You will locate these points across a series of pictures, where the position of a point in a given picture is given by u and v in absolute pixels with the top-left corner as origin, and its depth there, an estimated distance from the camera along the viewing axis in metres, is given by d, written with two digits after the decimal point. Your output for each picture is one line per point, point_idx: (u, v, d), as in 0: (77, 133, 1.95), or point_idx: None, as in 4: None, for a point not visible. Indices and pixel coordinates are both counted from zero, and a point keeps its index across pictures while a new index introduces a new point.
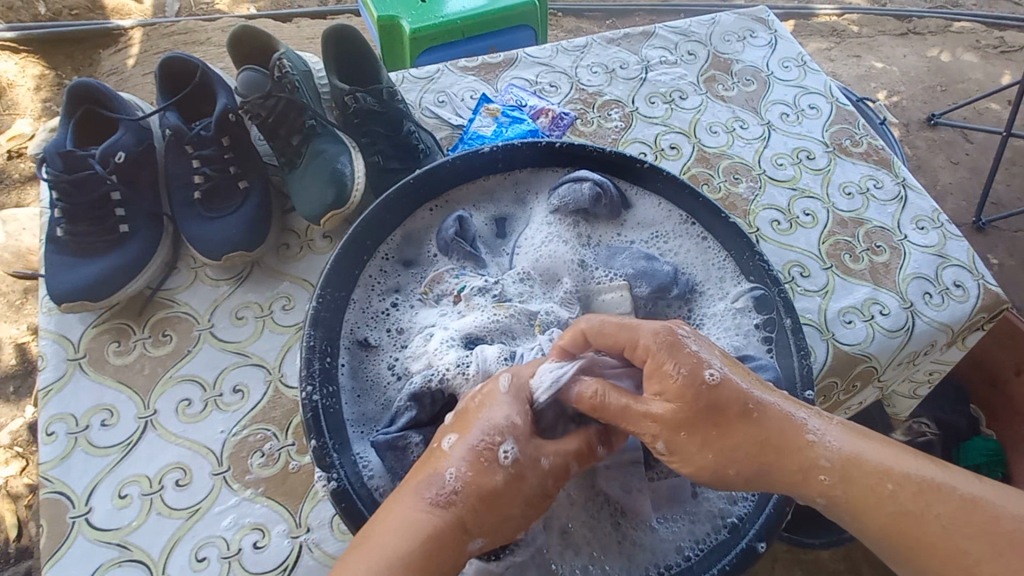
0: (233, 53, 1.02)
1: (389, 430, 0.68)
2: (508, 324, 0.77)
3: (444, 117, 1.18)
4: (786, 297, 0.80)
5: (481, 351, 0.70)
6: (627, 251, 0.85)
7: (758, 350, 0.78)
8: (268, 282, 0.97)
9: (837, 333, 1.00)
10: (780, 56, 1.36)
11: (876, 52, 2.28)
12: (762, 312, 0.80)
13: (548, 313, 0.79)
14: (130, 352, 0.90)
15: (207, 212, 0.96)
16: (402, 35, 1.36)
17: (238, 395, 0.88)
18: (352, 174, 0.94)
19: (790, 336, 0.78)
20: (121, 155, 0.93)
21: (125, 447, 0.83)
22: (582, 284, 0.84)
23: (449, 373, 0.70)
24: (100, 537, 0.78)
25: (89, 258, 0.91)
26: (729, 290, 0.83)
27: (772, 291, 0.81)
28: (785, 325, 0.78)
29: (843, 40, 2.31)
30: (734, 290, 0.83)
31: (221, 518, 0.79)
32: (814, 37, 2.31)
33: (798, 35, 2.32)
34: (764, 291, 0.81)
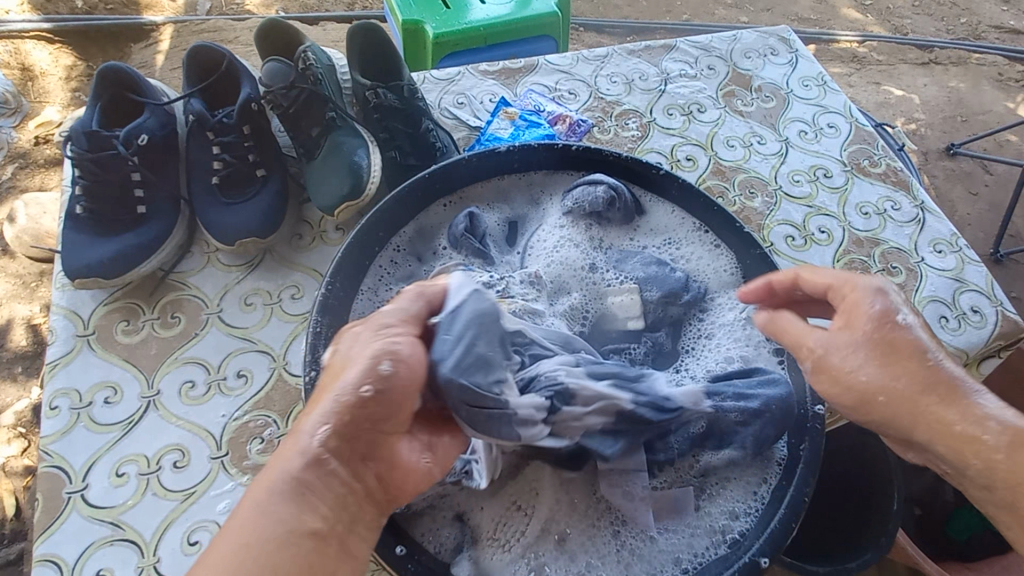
0: (260, 45, 1.04)
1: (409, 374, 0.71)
2: (509, 322, 0.74)
3: (463, 118, 1.19)
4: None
5: None
6: (638, 257, 0.85)
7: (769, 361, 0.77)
8: (279, 270, 0.98)
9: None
10: (801, 75, 1.36)
11: (896, 80, 2.27)
12: None
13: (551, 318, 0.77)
14: (138, 332, 0.91)
15: (223, 197, 0.96)
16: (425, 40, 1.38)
17: (241, 380, 0.88)
18: (369, 166, 0.95)
19: None
20: (145, 138, 0.95)
21: (126, 425, 0.83)
22: (590, 288, 0.84)
23: None
24: (95, 514, 0.77)
25: (106, 238, 0.92)
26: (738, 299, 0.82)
27: None
28: None
29: (864, 68, 2.31)
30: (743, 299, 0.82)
31: (216, 502, 0.78)
32: (835, 63, 2.32)
33: (818, 60, 2.32)
34: None
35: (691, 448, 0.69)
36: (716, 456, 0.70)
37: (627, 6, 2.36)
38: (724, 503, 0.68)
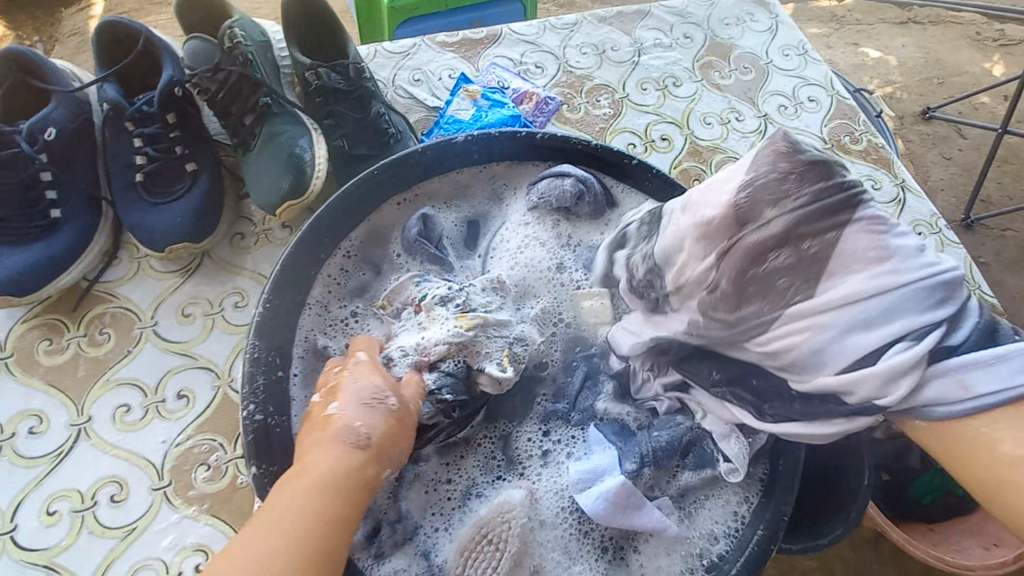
0: (182, 18, 0.92)
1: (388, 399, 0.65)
2: (473, 340, 0.66)
3: (420, 97, 1.09)
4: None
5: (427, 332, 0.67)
6: None
7: None
8: (220, 276, 0.89)
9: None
10: (781, 43, 1.28)
11: (874, 41, 2.20)
12: None
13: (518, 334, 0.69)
14: (62, 352, 0.82)
15: (150, 197, 0.86)
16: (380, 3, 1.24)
17: (182, 402, 0.80)
18: (313, 159, 0.85)
19: None
20: (53, 132, 0.83)
21: (55, 457, 0.76)
22: (559, 292, 0.77)
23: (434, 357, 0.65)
24: (25, 557, 0.71)
25: (15, 248, 0.81)
26: None
27: None
28: None
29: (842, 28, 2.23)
30: None
31: (161, 536, 0.73)
32: (813, 22, 2.23)
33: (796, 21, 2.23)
34: None
35: (670, 458, 0.64)
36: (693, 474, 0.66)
37: None
38: (702, 522, 0.66)
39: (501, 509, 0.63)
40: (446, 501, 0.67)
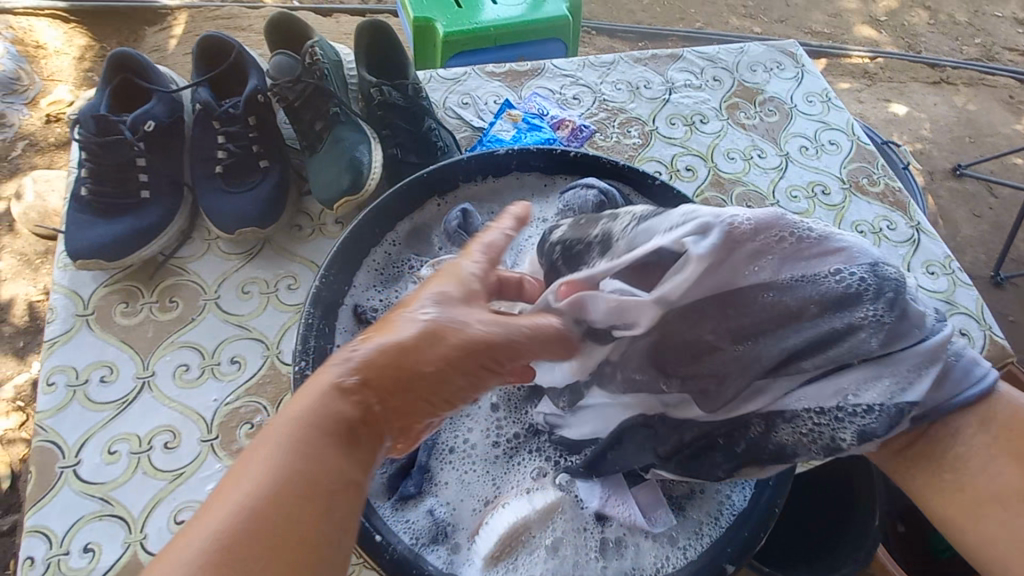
0: (270, 41, 1.06)
1: None
2: None
3: (466, 118, 1.19)
4: None
5: None
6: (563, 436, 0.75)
7: None
8: (277, 260, 1.00)
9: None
10: (806, 90, 1.37)
11: (907, 97, 2.47)
12: None
13: (463, 448, 0.74)
14: (136, 314, 0.93)
15: (226, 186, 0.98)
16: (437, 37, 1.70)
17: (235, 366, 0.89)
18: (369, 163, 0.96)
19: None
20: (151, 125, 0.96)
21: (120, 404, 0.85)
22: (513, 447, 0.74)
23: None
24: (86, 489, 0.79)
25: (107, 220, 0.93)
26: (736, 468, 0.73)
27: None
28: None
29: (862, 100, 2.44)
30: None
31: (205, 483, 0.80)
32: (847, 78, 2.51)
33: (832, 78, 2.51)
34: None
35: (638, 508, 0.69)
36: None
37: (642, 12, 2.59)
38: (694, 513, 0.70)
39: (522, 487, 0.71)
40: (448, 471, 0.72)
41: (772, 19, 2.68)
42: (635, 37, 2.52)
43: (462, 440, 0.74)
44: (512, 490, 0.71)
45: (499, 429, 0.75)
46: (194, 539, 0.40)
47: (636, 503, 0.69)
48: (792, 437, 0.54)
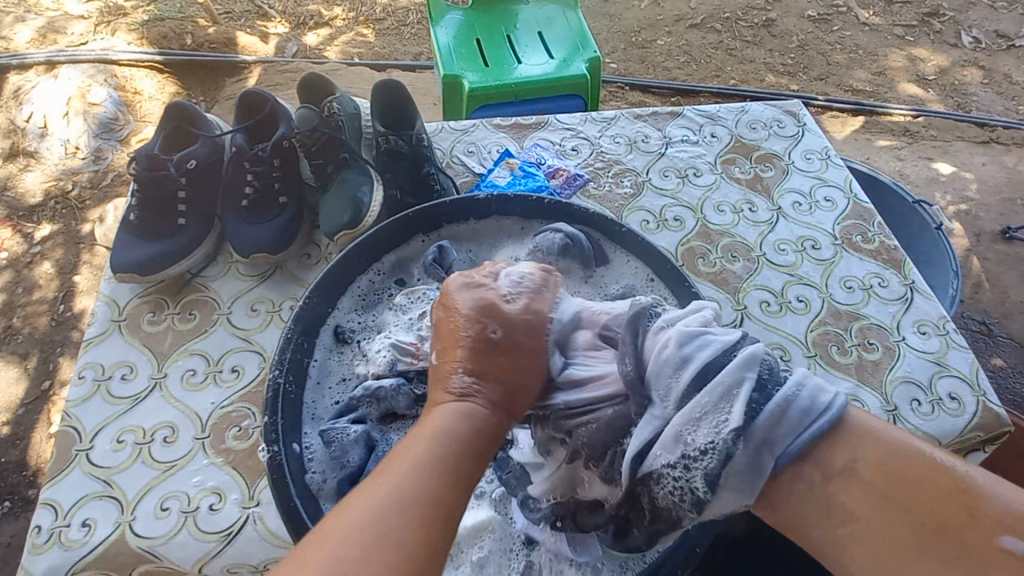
0: (301, 97, 1.22)
1: (368, 384, 0.82)
2: None
3: (469, 165, 1.31)
4: None
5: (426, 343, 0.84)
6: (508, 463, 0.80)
7: None
8: (285, 284, 1.12)
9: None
10: (805, 148, 1.40)
11: (951, 156, 2.41)
12: None
13: None
14: (160, 322, 1.06)
15: (248, 218, 1.13)
16: (462, 92, 1.85)
17: (234, 374, 1.00)
18: (369, 203, 1.09)
19: None
20: (192, 163, 1.13)
21: (134, 400, 0.98)
22: None
23: (407, 350, 0.84)
24: (93, 471, 0.90)
25: (147, 241, 1.09)
26: None
27: None
28: None
29: (902, 158, 2.39)
30: None
31: (192, 475, 0.90)
32: (885, 135, 2.48)
33: (869, 133, 2.49)
34: None
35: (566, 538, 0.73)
36: None
37: (676, 69, 2.69)
38: (621, 548, 0.73)
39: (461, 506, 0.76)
40: None
41: (810, 76, 2.70)
42: (668, 91, 2.61)
43: None
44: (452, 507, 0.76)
45: None
46: (369, 496, 0.46)
47: (564, 532, 0.74)
48: (671, 496, 0.57)
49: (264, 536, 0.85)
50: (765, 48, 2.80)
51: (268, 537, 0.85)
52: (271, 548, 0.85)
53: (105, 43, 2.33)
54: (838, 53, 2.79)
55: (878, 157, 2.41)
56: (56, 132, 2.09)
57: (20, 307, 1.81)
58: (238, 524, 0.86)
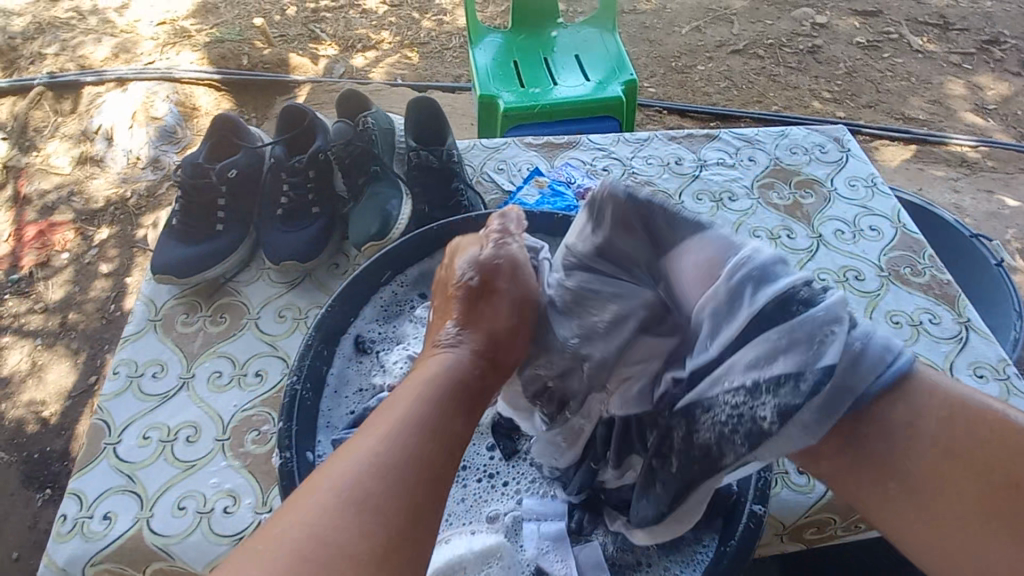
0: (340, 111, 1.26)
1: (383, 397, 0.81)
2: None
3: (499, 183, 1.32)
4: (756, 513, 0.70)
5: None
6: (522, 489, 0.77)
7: (707, 527, 0.71)
8: (313, 292, 1.14)
9: (785, 489, 0.89)
10: (849, 175, 1.34)
11: (1013, 190, 2.27)
12: (718, 518, 0.71)
13: None
14: (193, 324, 1.10)
15: (283, 226, 1.16)
16: (498, 111, 1.87)
17: (258, 378, 1.02)
18: (398, 216, 1.10)
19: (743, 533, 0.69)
20: (234, 172, 1.17)
21: (162, 398, 1.00)
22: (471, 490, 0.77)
23: None
24: (118, 465, 0.93)
25: (186, 245, 1.14)
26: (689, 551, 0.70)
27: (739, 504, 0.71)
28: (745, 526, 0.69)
29: (959, 190, 2.27)
30: (689, 548, 0.70)
31: (209, 477, 0.91)
32: (940, 165, 2.36)
33: (922, 163, 2.38)
34: (732, 496, 0.71)
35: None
36: None
37: (718, 93, 2.65)
38: None
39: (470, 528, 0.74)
40: None
41: (860, 103, 2.62)
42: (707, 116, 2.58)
43: None
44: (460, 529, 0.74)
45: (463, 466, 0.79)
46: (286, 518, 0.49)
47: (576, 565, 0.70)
48: (711, 433, 0.58)
49: None
50: (812, 75, 2.74)
51: None
52: None
53: (171, 62, 2.49)
54: (889, 81, 2.69)
55: (932, 188, 2.30)
56: (121, 142, 2.24)
57: (77, 302, 1.92)
58: (250, 529, 0.86)
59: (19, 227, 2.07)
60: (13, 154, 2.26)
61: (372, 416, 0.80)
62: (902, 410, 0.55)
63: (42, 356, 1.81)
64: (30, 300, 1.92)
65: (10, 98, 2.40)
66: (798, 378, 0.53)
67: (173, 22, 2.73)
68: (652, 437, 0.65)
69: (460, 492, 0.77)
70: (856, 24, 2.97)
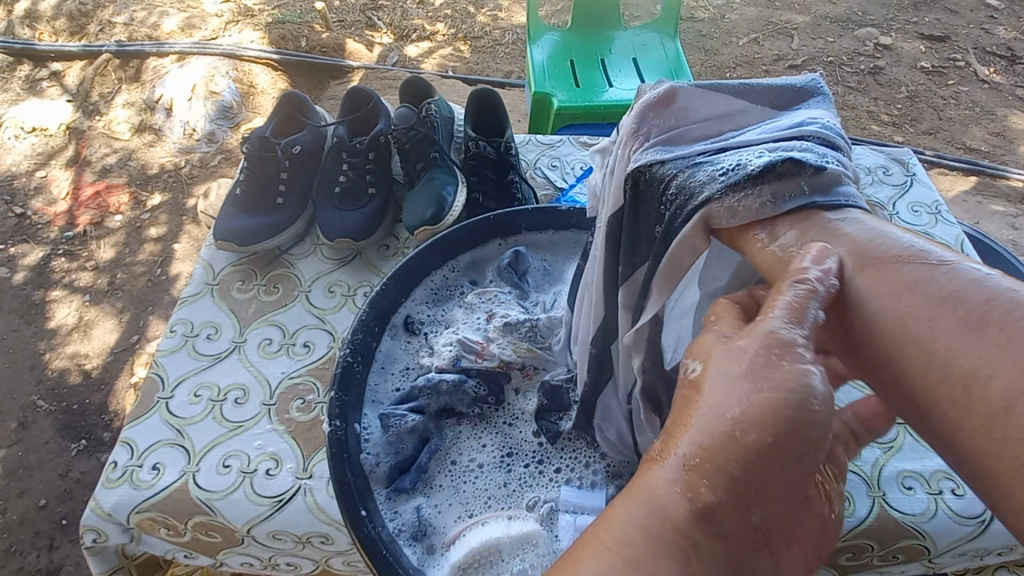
0: (402, 96, 1.29)
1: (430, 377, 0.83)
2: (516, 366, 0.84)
3: (552, 179, 1.32)
4: None
5: (491, 343, 0.85)
6: (559, 480, 0.78)
7: None
8: (362, 270, 1.17)
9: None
10: (912, 199, 1.30)
11: None
12: None
13: (466, 463, 0.79)
14: (248, 292, 1.14)
15: (339, 205, 1.19)
16: (549, 109, 1.87)
17: (306, 349, 1.05)
18: (452, 203, 1.11)
19: None
20: (297, 148, 1.20)
21: (214, 359, 1.04)
22: (510, 476, 0.78)
23: (472, 346, 0.85)
24: (170, 419, 0.97)
25: (247, 216, 1.18)
26: None
27: None
28: None
29: (1018, 227, 2.18)
30: None
31: (255, 439, 0.94)
32: (1000, 200, 2.27)
33: (981, 195, 2.28)
34: None
35: None
36: None
37: None
38: None
39: (506, 513, 0.74)
40: (444, 477, 0.78)
41: (918, 129, 2.52)
42: None
43: (469, 454, 0.80)
44: (497, 513, 0.75)
45: (504, 452, 0.80)
46: None
47: None
48: (705, 176, 0.58)
49: (312, 509, 0.87)
50: (870, 97, 2.65)
51: (315, 511, 0.87)
52: (316, 521, 0.87)
53: (233, 40, 2.57)
54: (951, 109, 2.59)
55: (987, 223, 2.21)
56: (180, 113, 2.32)
57: (126, 264, 2.01)
58: (290, 493, 0.89)
59: (77, 187, 2.17)
60: (78, 117, 2.36)
61: (418, 393, 0.82)
62: (917, 281, 0.49)
63: (89, 313, 1.89)
64: (83, 258, 2.01)
65: (80, 64, 2.51)
66: (802, 157, 0.55)
67: (236, 1, 2.81)
68: (661, 227, 0.61)
69: (499, 477, 0.78)
70: (920, 47, 2.86)
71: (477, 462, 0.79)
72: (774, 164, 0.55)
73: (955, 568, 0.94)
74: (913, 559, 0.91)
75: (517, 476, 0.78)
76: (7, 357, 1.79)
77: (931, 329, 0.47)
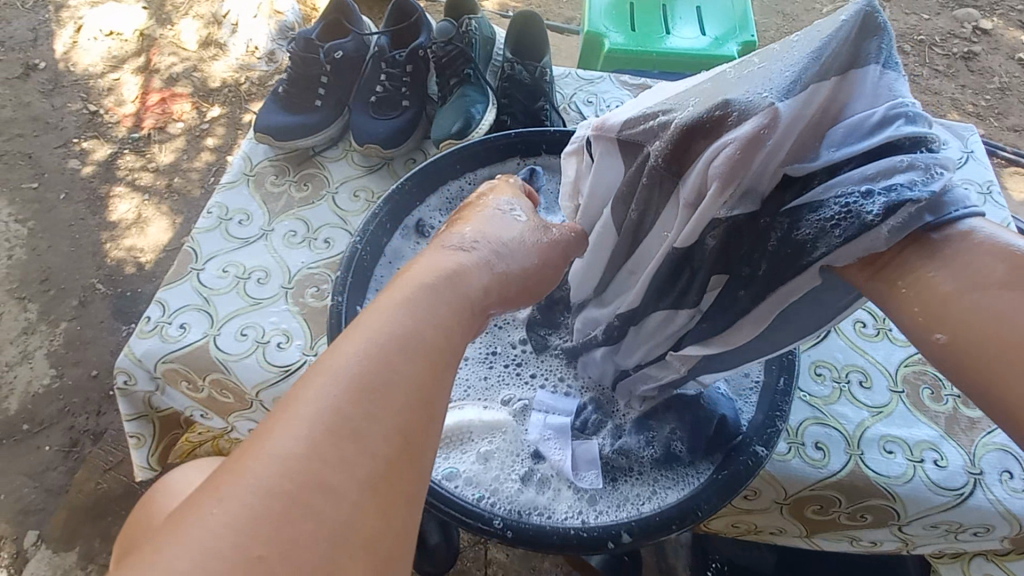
0: (446, 13, 1.29)
1: None
2: None
3: (585, 115, 1.31)
4: (757, 457, 0.72)
5: None
6: (541, 386, 0.84)
7: (703, 456, 0.74)
8: (387, 180, 1.21)
9: (797, 458, 0.89)
10: (963, 177, 1.22)
11: None
12: (718, 450, 0.74)
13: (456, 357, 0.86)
14: (280, 186, 1.20)
15: (372, 113, 1.22)
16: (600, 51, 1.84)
17: (326, 244, 1.12)
18: (481, 120, 1.14)
19: (738, 469, 0.71)
20: (339, 54, 1.24)
21: (243, 242, 1.12)
22: (495, 374, 0.85)
23: None
24: (199, 287, 1.06)
25: (285, 113, 1.23)
26: (681, 471, 0.74)
27: (742, 443, 0.73)
28: (742, 464, 0.72)
29: None
30: (685, 470, 0.74)
31: (271, 315, 1.03)
32: None
33: None
34: (739, 435, 0.74)
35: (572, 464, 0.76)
36: (635, 439, 0.78)
37: None
38: (623, 489, 0.75)
39: (485, 403, 0.82)
40: None
41: (1003, 125, 2.32)
42: None
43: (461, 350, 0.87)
44: (477, 402, 0.82)
45: (491, 351, 0.87)
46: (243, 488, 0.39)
47: (571, 455, 0.77)
48: (813, 229, 0.55)
49: None
50: (958, 83, 2.43)
51: None
52: None
53: None
54: None
55: None
56: (245, 31, 2.34)
57: (183, 169, 2.13)
58: (297, 365, 0.97)
59: (145, 92, 2.28)
60: (151, 24, 2.44)
61: None
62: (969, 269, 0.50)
63: (147, 211, 2.03)
64: (145, 159, 2.14)
65: None
66: (906, 189, 0.50)
67: None
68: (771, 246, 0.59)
69: (485, 374, 0.85)
70: None
71: (466, 358, 0.86)
72: (897, 205, 0.50)
73: (931, 547, 0.92)
74: (883, 524, 0.90)
75: (501, 375, 0.85)
76: (74, 242, 1.96)
77: (1005, 288, 0.48)
